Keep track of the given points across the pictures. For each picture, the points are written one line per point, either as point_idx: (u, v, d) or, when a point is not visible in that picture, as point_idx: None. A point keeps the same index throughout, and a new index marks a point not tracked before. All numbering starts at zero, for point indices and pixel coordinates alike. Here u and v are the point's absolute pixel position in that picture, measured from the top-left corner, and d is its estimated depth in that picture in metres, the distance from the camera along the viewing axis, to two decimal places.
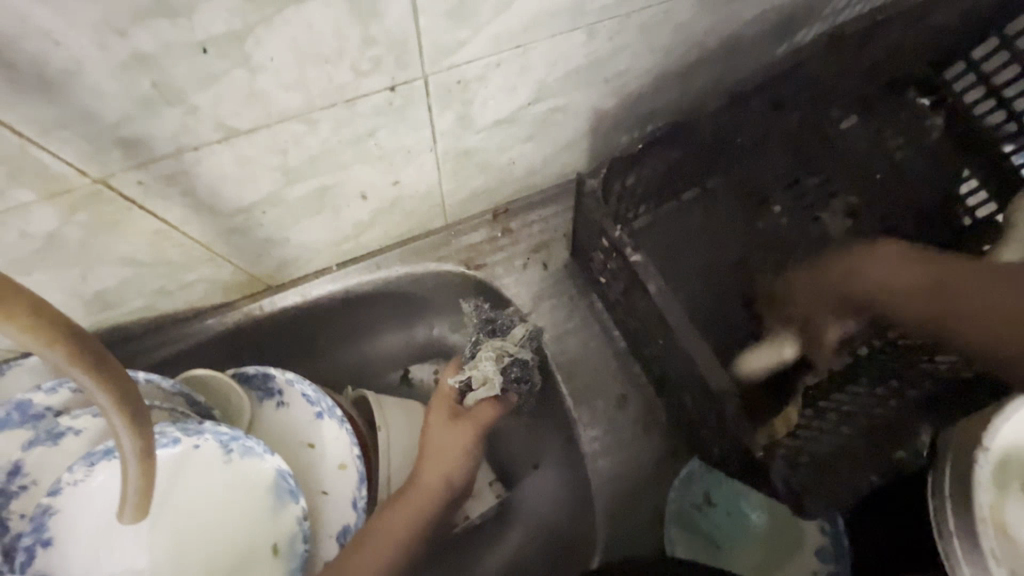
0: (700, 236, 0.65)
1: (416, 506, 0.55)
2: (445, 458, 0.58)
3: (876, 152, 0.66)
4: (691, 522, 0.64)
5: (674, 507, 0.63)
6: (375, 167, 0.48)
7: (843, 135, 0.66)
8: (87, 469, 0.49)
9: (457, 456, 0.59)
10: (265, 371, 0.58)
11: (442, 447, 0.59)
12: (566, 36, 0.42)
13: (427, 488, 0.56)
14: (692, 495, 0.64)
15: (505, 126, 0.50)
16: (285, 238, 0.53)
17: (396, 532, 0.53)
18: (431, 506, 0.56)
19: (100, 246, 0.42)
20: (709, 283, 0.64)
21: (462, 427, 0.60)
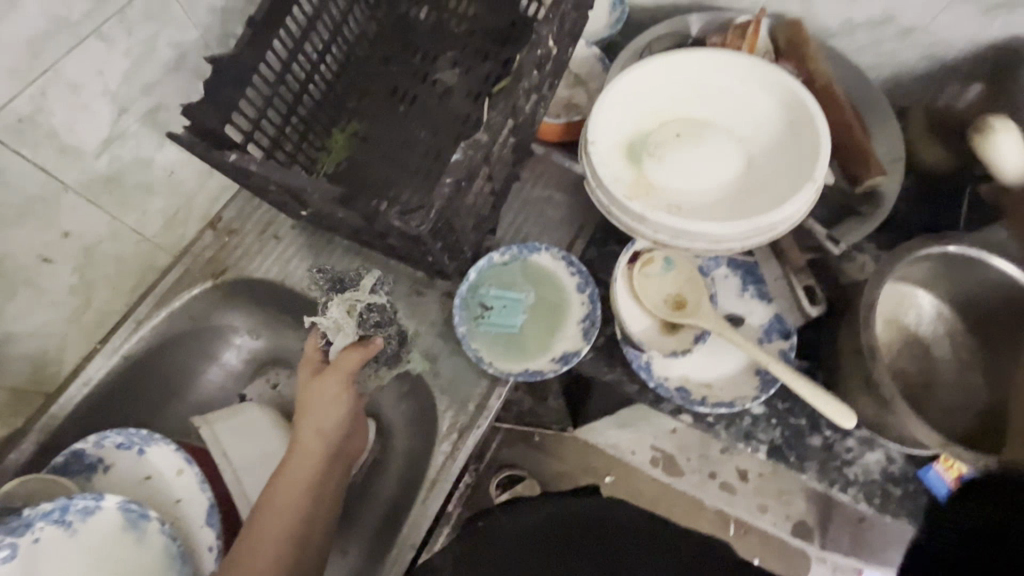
0: (369, 137, 0.77)
1: (299, 481, 0.60)
2: (316, 413, 0.64)
3: (444, 17, 0.83)
4: (485, 330, 0.72)
5: (466, 328, 0.72)
6: (25, 225, 0.57)
7: (414, 18, 0.83)
8: None
9: (330, 415, 0.64)
10: (74, 451, 0.62)
11: (313, 412, 0.63)
12: (80, 48, 0.53)
13: (305, 458, 0.61)
14: (470, 308, 0.73)
15: (120, 143, 0.61)
16: (5, 329, 0.60)
17: (280, 513, 0.58)
18: (314, 476, 0.61)
19: None
20: (397, 162, 0.76)
21: (327, 383, 0.65)
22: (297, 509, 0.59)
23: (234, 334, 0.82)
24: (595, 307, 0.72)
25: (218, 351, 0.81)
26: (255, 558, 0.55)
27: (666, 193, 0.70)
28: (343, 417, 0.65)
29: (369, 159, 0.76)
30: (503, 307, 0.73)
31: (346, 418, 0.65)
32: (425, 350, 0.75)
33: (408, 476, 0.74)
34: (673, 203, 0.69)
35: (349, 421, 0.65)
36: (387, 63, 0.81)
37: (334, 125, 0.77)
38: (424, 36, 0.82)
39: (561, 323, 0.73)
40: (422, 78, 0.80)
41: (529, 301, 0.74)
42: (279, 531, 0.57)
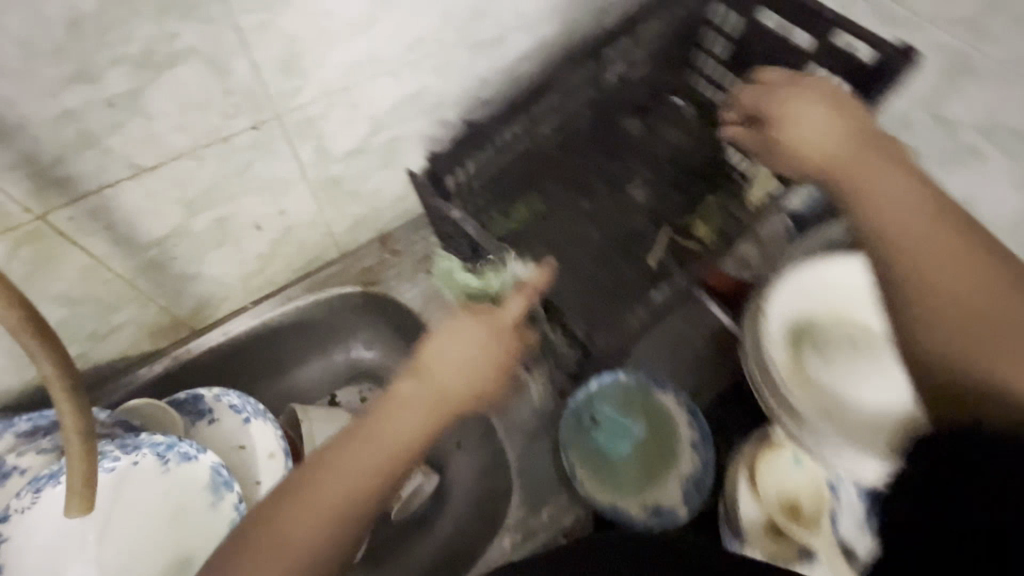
0: (547, 221, 0.81)
1: (386, 435, 0.46)
2: (463, 347, 0.50)
3: (653, 139, 0.87)
4: (585, 447, 0.71)
5: (568, 438, 0.70)
6: (260, 197, 0.63)
7: (625, 130, 0.87)
8: (30, 496, 0.55)
9: (461, 367, 0.49)
10: (195, 394, 0.67)
11: (448, 352, 0.50)
12: (376, 79, 0.60)
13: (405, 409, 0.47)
14: (579, 420, 0.72)
15: (358, 155, 0.68)
16: (197, 272, 0.66)
17: (352, 471, 0.44)
18: (412, 437, 0.46)
19: (40, 284, 0.53)
20: (561, 256, 0.79)
21: (485, 320, 0.52)
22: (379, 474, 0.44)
23: (352, 340, 0.87)
24: (706, 474, 0.68)
25: (332, 348, 0.86)
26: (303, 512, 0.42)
27: (827, 393, 0.66)
28: (479, 377, 0.50)
29: (537, 245, 0.80)
30: (611, 431, 0.71)
31: (478, 378, 0.50)
32: (517, 436, 0.74)
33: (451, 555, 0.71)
34: (832, 406, 0.65)
35: (482, 379, 0.50)
36: (586, 161, 0.84)
37: (521, 196, 0.80)
38: (629, 151, 0.87)
39: (663, 471, 0.70)
40: (613, 187, 0.84)
41: (638, 435, 0.72)
42: (344, 492, 0.43)
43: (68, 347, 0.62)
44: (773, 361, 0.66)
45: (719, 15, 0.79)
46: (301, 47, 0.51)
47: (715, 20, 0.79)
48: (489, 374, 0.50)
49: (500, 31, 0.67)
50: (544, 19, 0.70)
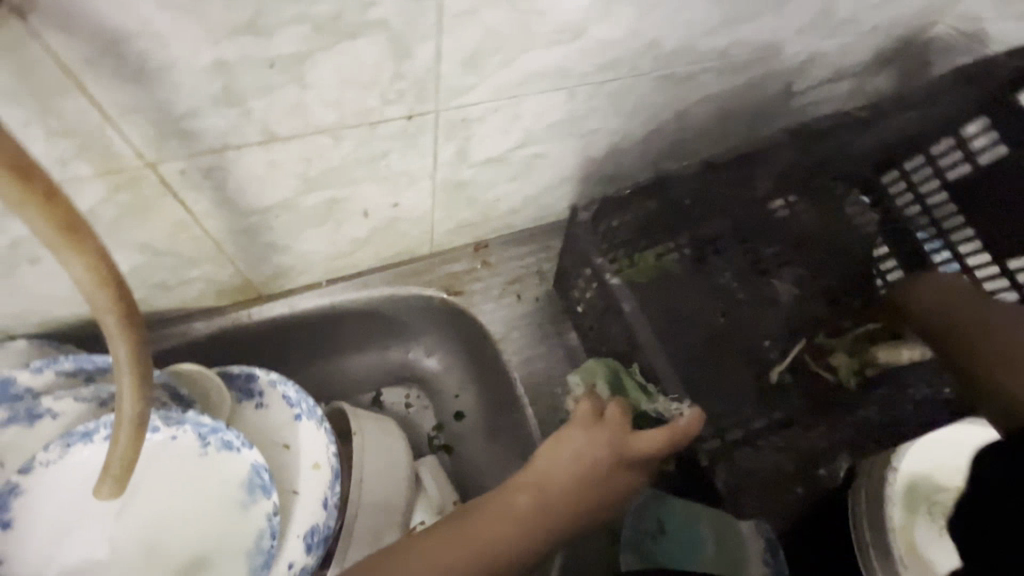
0: (675, 282, 0.70)
1: (498, 523, 0.51)
2: (576, 458, 0.56)
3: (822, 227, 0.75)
4: (645, 551, 0.65)
5: (627, 536, 0.65)
6: (381, 187, 0.55)
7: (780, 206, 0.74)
8: (59, 450, 0.49)
9: (583, 478, 0.55)
10: (250, 371, 0.60)
11: (561, 458, 0.56)
12: (551, 93, 0.51)
13: (530, 497, 0.53)
14: (643, 521, 0.66)
15: (495, 165, 0.59)
16: (287, 245, 0.58)
17: (475, 540, 0.49)
18: (529, 530, 0.52)
19: (126, 229, 0.46)
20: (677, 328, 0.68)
21: (600, 434, 0.58)
22: (502, 546, 0.50)
23: (415, 341, 0.80)
24: None
25: (392, 345, 0.79)
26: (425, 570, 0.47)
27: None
28: (602, 492, 0.56)
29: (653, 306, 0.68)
30: (678, 540, 0.65)
31: (596, 493, 0.55)
32: None
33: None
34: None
35: (598, 490, 0.56)
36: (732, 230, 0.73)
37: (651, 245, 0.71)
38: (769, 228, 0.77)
39: None
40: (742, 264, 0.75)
41: (708, 552, 0.64)
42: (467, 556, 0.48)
43: (134, 291, 0.56)
44: (890, 525, 0.57)
45: (984, 142, 0.69)
46: (495, 43, 0.42)
47: (937, 150, 0.72)
48: (604, 488, 0.56)
49: (697, 68, 0.57)
50: (747, 65, 0.59)
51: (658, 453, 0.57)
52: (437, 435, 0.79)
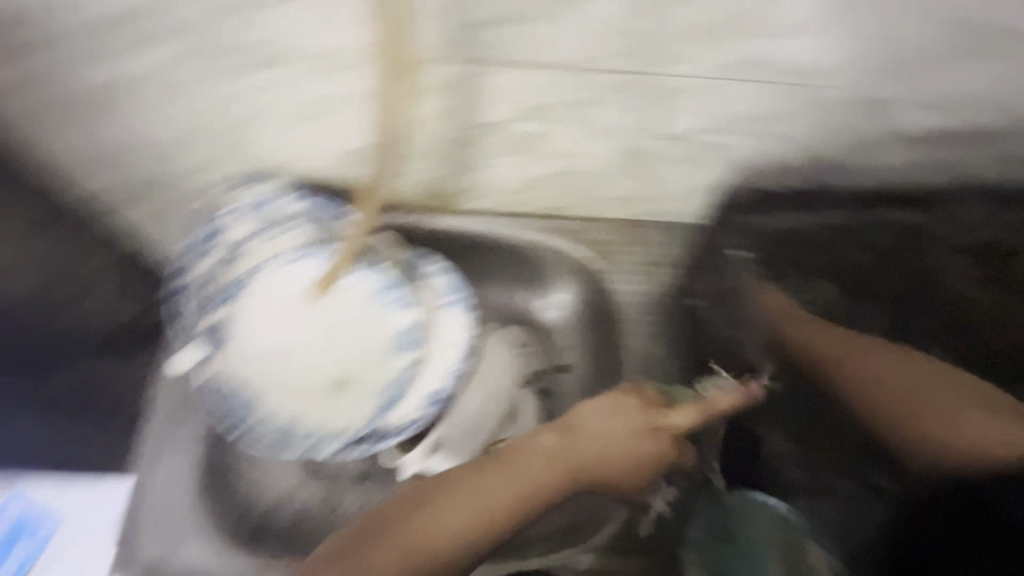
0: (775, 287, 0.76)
1: (509, 480, 0.67)
2: (605, 427, 0.71)
3: (992, 319, 0.70)
4: (707, 553, 0.68)
5: (693, 534, 0.70)
6: (575, 134, 0.64)
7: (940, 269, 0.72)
8: (279, 263, 0.65)
9: (608, 441, 0.70)
10: (416, 258, 0.70)
11: (585, 428, 0.71)
12: (750, 83, 0.57)
13: (528, 466, 0.68)
14: (713, 526, 0.69)
15: (674, 143, 0.65)
16: (482, 167, 0.70)
17: (474, 507, 0.64)
18: (522, 492, 0.66)
19: (387, 110, 0.60)
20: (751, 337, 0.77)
21: (626, 412, 0.71)
22: (502, 506, 0.65)
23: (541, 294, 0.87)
24: None
25: (520, 287, 0.83)
26: (434, 528, 0.63)
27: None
28: (631, 457, 0.71)
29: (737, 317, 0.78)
30: (741, 550, 0.67)
31: (620, 449, 0.70)
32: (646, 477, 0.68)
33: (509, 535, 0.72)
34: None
35: (623, 445, 0.70)
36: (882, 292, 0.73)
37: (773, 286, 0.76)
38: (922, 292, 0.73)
39: None
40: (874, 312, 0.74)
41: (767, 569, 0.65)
42: (469, 518, 0.64)
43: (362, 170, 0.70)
44: None
45: None
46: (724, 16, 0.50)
47: None
48: (632, 445, 0.70)
49: (903, 97, 0.58)
50: (967, 108, 0.59)
51: (692, 423, 0.72)
52: (541, 380, 0.81)
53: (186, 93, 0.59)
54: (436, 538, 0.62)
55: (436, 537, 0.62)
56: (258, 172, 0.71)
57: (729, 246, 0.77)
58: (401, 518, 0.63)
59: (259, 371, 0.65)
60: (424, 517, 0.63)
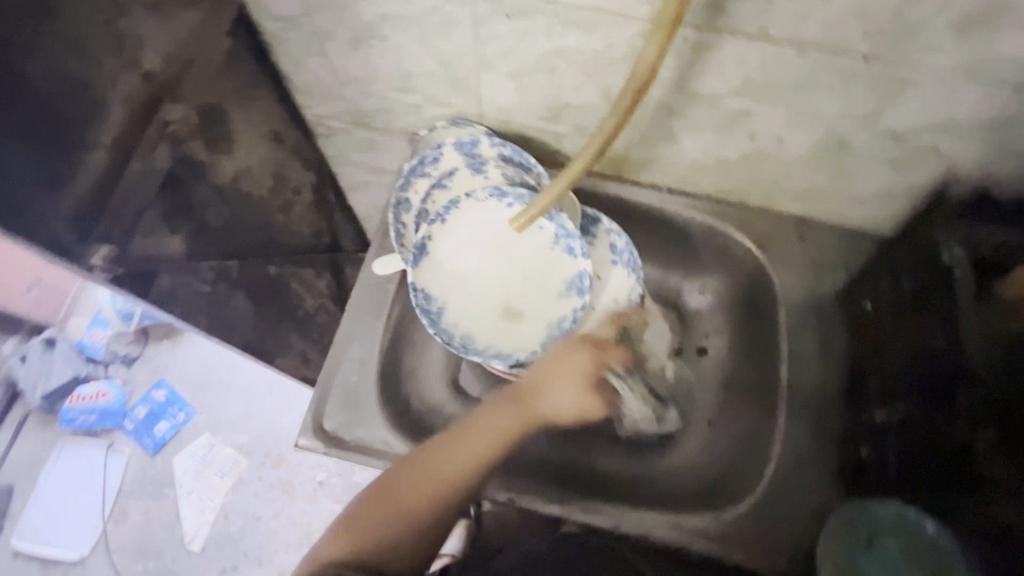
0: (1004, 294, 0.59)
1: (487, 433, 0.61)
2: (564, 386, 0.64)
3: None
4: (844, 552, 0.61)
5: (833, 529, 0.62)
6: (787, 115, 0.65)
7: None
8: (485, 195, 0.71)
9: (564, 399, 0.64)
10: (596, 217, 0.75)
11: (539, 382, 0.65)
12: (1003, 85, 0.55)
13: (484, 437, 0.61)
14: (855, 527, 0.61)
15: (889, 138, 0.64)
16: (678, 137, 0.73)
17: (435, 485, 0.58)
18: (478, 466, 0.60)
19: (613, 70, 0.65)
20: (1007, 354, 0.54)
21: (576, 355, 0.66)
22: (460, 484, 0.59)
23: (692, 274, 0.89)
24: None
25: (675, 268, 0.89)
26: (400, 513, 0.57)
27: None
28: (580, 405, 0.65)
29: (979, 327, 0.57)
30: (886, 562, 0.58)
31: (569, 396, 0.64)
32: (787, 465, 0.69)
33: (620, 484, 0.76)
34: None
35: (576, 389, 0.65)
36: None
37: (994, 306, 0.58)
38: None
39: None
40: None
41: None
42: (437, 499, 0.58)
43: (563, 125, 0.76)
44: None
45: None
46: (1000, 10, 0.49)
47: None
48: (592, 386, 0.66)
49: None
50: None
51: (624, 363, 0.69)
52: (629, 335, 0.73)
53: (437, 36, 0.67)
54: (426, 496, 0.58)
55: (427, 497, 0.58)
56: (469, 116, 0.79)
57: (953, 244, 0.61)
58: (391, 488, 0.58)
59: (450, 287, 0.72)
60: (408, 481, 0.58)
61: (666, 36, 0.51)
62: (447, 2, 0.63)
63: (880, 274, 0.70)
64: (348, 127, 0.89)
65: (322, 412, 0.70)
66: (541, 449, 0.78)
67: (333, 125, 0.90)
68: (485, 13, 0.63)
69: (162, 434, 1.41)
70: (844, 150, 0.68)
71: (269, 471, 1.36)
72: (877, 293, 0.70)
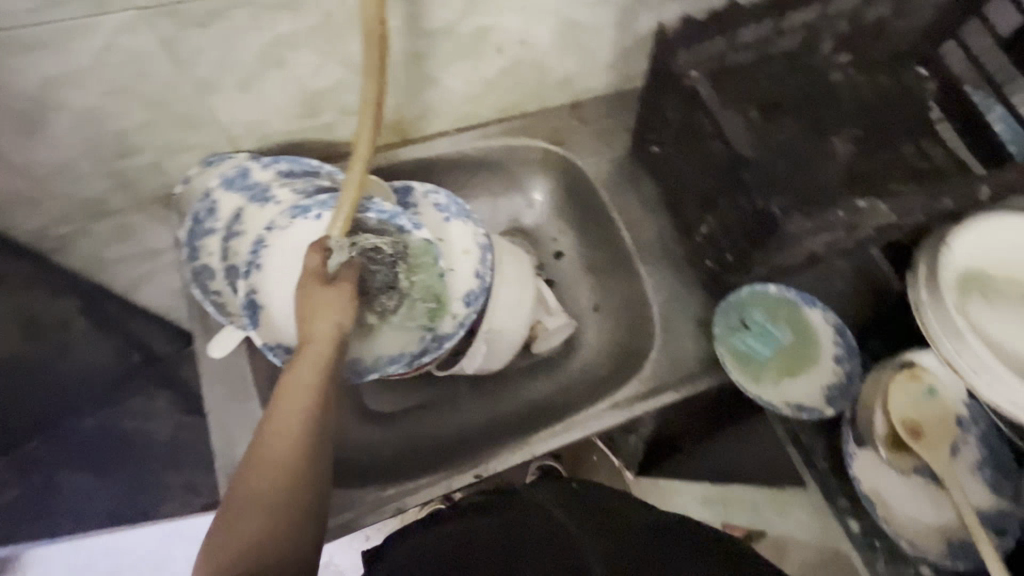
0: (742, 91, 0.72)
1: (299, 397, 0.51)
2: (330, 308, 0.55)
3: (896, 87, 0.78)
4: (734, 345, 0.73)
5: (721, 332, 0.74)
6: (517, 18, 0.69)
7: (845, 81, 0.76)
8: (288, 219, 0.66)
9: (339, 314, 0.56)
10: (407, 185, 0.74)
11: (308, 317, 0.55)
12: None
13: (297, 394, 0.51)
14: (730, 318, 0.75)
15: (602, 5, 0.72)
16: (438, 78, 0.73)
17: (278, 461, 0.48)
18: (310, 421, 0.50)
19: (344, 40, 0.62)
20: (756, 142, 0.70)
21: (319, 279, 0.56)
22: (292, 451, 0.49)
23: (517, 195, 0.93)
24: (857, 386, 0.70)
25: (500, 196, 0.92)
26: (261, 511, 0.47)
27: (978, 358, 0.59)
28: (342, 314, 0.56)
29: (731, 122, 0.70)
30: (759, 333, 0.74)
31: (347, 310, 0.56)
32: (666, 303, 0.78)
33: (553, 401, 0.81)
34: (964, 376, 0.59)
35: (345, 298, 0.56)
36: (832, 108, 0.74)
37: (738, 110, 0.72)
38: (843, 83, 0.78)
39: (809, 363, 0.73)
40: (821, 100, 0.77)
41: (784, 339, 0.74)
42: (279, 480, 0.48)
43: (326, 114, 0.71)
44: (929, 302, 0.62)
45: None
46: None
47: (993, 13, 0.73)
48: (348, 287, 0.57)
49: None
50: None
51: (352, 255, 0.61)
52: (387, 251, 0.67)
53: (129, 77, 0.57)
54: (283, 490, 0.48)
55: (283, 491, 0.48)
56: (221, 149, 0.70)
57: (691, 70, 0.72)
58: (238, 513, 0.46)
59: None
60: (254, 493, 0.47)
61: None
62: (117, 33, 0.52)
63: (651, 120, 0.80)
64: (84, 225, 0.73)
65: None
66: (479, 416, 0.81)
67: (62, 232, 0.73)
68: (171, 31, 0.54)
69: None
70: (576, 30, 0.74)
71: None
72: (657, 134, 0.80)
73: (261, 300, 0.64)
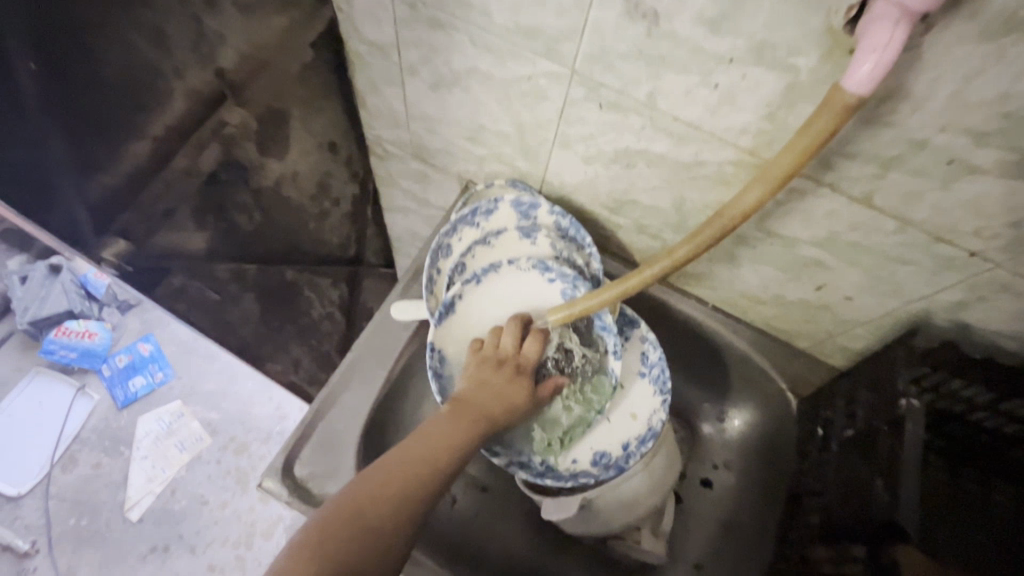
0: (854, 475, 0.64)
1: (442, 439, 0.51)
2: (505, 389, 0.57)
3: None
4: None
5: None
6: (864, 278, 0.60)
7: None
8: (526, 269, 0.68)
9: (508, 399, 0.57)
10: (634, 318, 0.69)
11: (486, 388, 0.57)
12: None
13: (440, 436, 0.51)
14: None
15: (967, 330, 0.59)
16: (739, 264, 0.69)
17: (394, 483, 0.47)
18: (439, 460, 0.50)
19: (692, 185, 0.61)
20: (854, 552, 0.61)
21: (509, 365, 0.59)
22: (406, 482, 0.47)
23: (715, 399, 0.84)
24: None
25: (699, 386, 0.84)
26: (360, 532, 0.43)
27: None
28: (509, 398, 0.57)
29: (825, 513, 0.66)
30: None
31: (516, 401, 0.57)
32: None
33: None
34: None
35: (523, 389, 0.58)
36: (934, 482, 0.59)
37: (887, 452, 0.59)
38: None
39: None
40: None
41: None
42: (382, 502, 0.45)
43: (624, 218, 0.72)
44: None
45: None
46: None
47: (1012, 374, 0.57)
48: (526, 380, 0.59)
49: None
50: None
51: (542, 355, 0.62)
52: (575, 364, 0.65)
53: (522, 102, 0.64)
54: (387, 519, 0.45)
55: (387, 517, 0.45)
56: (530, 182, 0.75)
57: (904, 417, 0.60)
58: (343, 520, 0.43)
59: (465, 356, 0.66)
60: (363, 502, 0.45)
61: (772, 189, 0.44)
62: (540, 75, 0.59)
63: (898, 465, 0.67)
64: (405, 156, 0.86)
65: (298, 455, 0.66)
66: (520, 550, 0.75)
67: (390, 149, 0.87)
68: (576, 96, 0.58)
69: (135, 390, 1.33)
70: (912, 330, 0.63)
71: (228, 457, 1.29)
72: None
73: (455, 309, 0.67)
